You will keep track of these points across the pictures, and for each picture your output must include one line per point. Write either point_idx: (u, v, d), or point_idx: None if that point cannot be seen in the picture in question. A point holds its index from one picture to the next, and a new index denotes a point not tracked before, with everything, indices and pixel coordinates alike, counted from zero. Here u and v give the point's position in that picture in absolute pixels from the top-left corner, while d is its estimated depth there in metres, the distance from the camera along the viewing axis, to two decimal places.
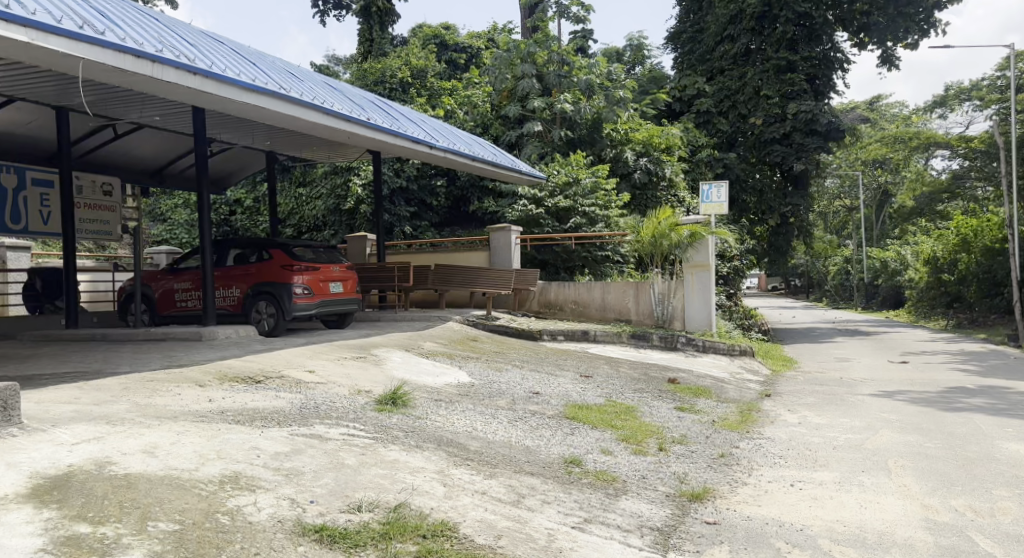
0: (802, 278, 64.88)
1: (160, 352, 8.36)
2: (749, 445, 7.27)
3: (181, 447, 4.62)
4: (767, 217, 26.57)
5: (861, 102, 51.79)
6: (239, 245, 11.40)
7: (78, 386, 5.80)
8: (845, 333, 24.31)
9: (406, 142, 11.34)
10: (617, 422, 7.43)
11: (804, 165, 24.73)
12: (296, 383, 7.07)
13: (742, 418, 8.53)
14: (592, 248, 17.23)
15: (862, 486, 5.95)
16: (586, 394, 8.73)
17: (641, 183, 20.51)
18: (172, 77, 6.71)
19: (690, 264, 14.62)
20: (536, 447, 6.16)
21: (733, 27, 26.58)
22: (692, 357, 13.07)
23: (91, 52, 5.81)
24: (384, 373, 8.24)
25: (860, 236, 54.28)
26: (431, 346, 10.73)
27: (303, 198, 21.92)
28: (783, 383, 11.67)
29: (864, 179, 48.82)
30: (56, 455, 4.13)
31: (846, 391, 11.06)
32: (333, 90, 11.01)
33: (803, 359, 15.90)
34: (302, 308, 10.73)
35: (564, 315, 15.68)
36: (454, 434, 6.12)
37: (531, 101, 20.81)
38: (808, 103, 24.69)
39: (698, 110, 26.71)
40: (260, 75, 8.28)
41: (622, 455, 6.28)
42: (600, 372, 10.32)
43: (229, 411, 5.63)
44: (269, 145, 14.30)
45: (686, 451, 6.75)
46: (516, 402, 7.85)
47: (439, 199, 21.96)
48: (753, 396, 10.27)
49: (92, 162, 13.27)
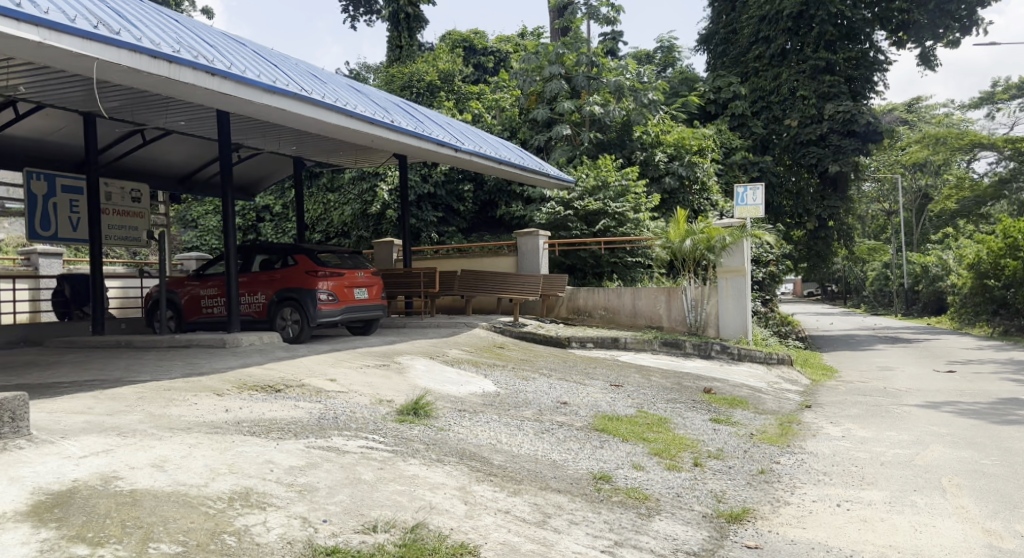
0: (839, 283, 63.18)
1: (182, 360, 8.26)
2: (791, 460, 6.85)
3: (193, 461, 4.43)
4: (804, 220, 25.86)
5: (899, 103, 50.21)
6: (264, 251, 11.31)
7: (93, 394, 5.68)
8: (885, 341, 23.48)
9: (431, 145, 11.16)
10: (649, 435, 7.08)
11: (841, 167, 23.97)
12: (317, 392, 6.89)
13: (782, 431, 8.08)
14: (622, 253, 16.86)
15: (916, 507, 5.50)
16: (616, 404, 8.38)
17: (672, 186, 20.08)
18: (189, 78, 6.60)
19: (724, 269, 14.09)
20: (562, 461, 5.85)
21: (768, 27, 25.92)
22: (727, 365, 12.57)
23: (107, 52, 5.74)
24: (407, 382, 8.01)
25: (900, 239, 52.67)
26: (457, 353, 10.49)
27: (331, 204, 21.95)
28: (824, 394, 11.14)
29: (903, 183, 47.31)
30: (61, 469, 3.98)
31: (891, 402, 10.48)
32: (358, 93, 10.89)
33: (843, 368, 15.24)
34: (327, 314, 10.60)
35: (593, 321, 15.35)
36: (477, 447, 5.85)
37: (560, 104, 20.53)
38: (845, 103, 23.96)
39: (733, 112, 26.08)
40: (281, 77, 8.18)
41: (654, 471, 5.92)
42: (631, 381, 9.94)
43: (245, 422, 5.45)
44: (296, 150, 14.27)
45: (723, 467, 6.37)
46: (543, 412, 7.55)
47: (466, 204, 21.84)
48: (792, 407, 9.79)
49: (121, 169, 13.39)
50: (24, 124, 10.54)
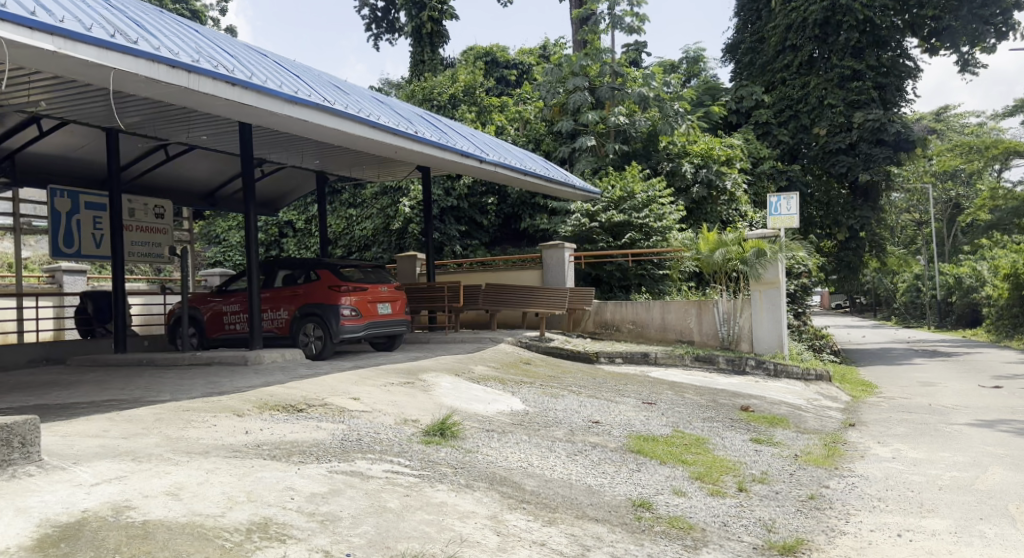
0: (869, 296, 61.85)
1: (204, 378, 8.08)
2: (840, 484, 6.37)
3: (210, 488, 4.18)
4: (835, 231, 25.26)
5: (927, 112, 49.07)
6: (288, 266, 11.14)
7: (109, 416, 5.48)
8: (922, 354, 22.71)
9: (455, 156, 10.96)
10: (687, 457, 6.70)
11: (871, 176, 23.36)
12: (340, 411, 6.63)
13: (828, 452, 7.61)
14: (649, 265, 16.59)
15: (987, 538, 4.97)
16: (651, 423, 8.01)
17: (699, 197, 19.69)
18: (209, 88, 6.46)
19: (758, 282, 13.60)
20: (599, 486, 5.49)
21: (795, 35, 25.48)
22: (763, 381, 12.07)
23: (123, 61, 5.60)
24: (433, 401, 7.73)
25: (931, 250, 51.40)
26: (483, 370, 10.18)
27: (354, 219, 21.93)
28: (867, 411, 10.61)
29: (933, 192, 46.35)
30: (71, 499, 3.75)
31: (938, 419, 9.92)
32: (381, 104, 10.77)
33: (883, 384, 14.59)
34: (350, 330, 10.39)
35: (621, 335, 14.96)
36: (508, 471, 5.54)
37: (584, 115, 20.35)
38: (875, 111, 23.37)
39: (757, 121, 25.65)
40: (304, 87, 8.06)
41: (697, 497, 5.54)
42: (664, 398, 9.54)
43: (265, 445, 5.20)
44: (318, 164, 14.17)
45: (770, 492, 5.95)
46: (574, 432, 7.21)
47: (489, 217, 21.64)
48: (835, 426, 9.30)
49: (146, 186, 13.41)
50: (47, 140, 10.59)
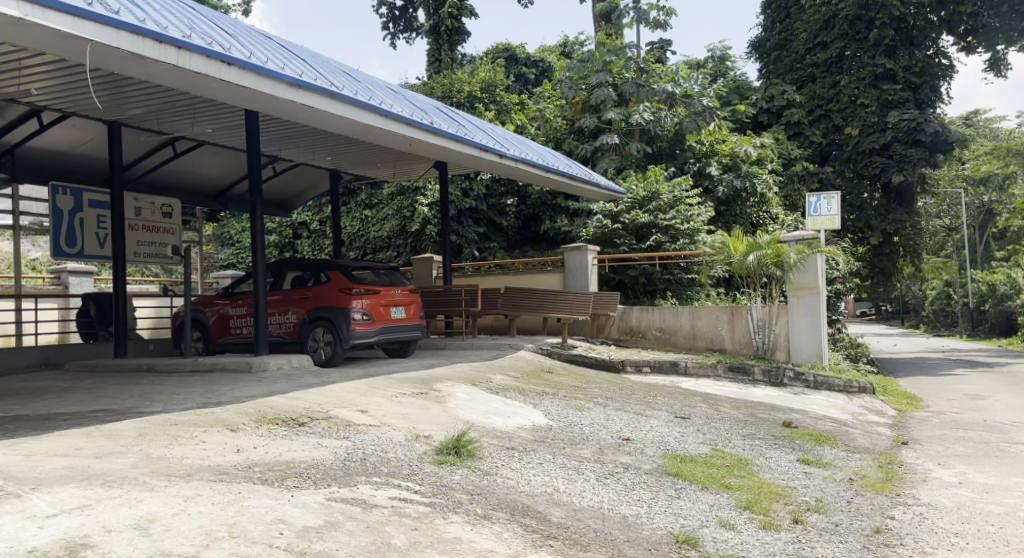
0: (898, 303, 60.23)
1: (203, 386, 7.52)
2: (907, 515, 5.60)
3: (186, 520, 3.56)
4: (868, 235, 24.01)
5: (956, 116, 47.35)
6: (297, 267, 10.57)
7: (87, 431, 4.92)
8: (962, 364, 21.56)
9: (473, 150, 10.39)
10: (730, 481, 5.99)
11: (905, 177, 22.35)
12: (345, 426, 6.03)
13: (886, 476, 6.83)
14: (676, 270, 15.91)
15: None
16: (686, 441, 7.31)
17: (727, 197, 18.94)
18: (201, 67, 5.95)
19: (795, 286, 12.78)
20: (634, 518, 4.79)
21: (825, 32, 24.80)
22: (802, 394, 11.29)
23: (102, 33, 5.09)
24: (448, 414, 7.11)
25: (963, 256, 49.77)
26: (502, 380, 9.52)
27: (369, 220, 21.48)
28: (918, 428, 9.78)
29: (964, 197, 45.03)
30: (18, 535, 3.15)
31: (998, 438, 9.04)
32: (396, 94, 10.22)
33: (929, 397, 13.62)
34: (361, 335, 9.82)
35: (647, 342, 14.29)
36: (530, 498, 4.87)
37: (607, 113, 19.66)
38: (910, 111, 22.45)
39: (788, 121, 24.80)
40: (309, 71, 7.50)
41: (748, 531, 4.82)
42: (698, 412, 8.81)
43: (258, 466, 4.60)
44: (331, 162, 13.67)
45: (829, 524, 5.22)
46: (603, 451, 6.52)
47: (508, 219, 21.09)
48: (887, 444, 8.51)
49: (155, 185, 13.02)
50: (51, 134, 10.25)
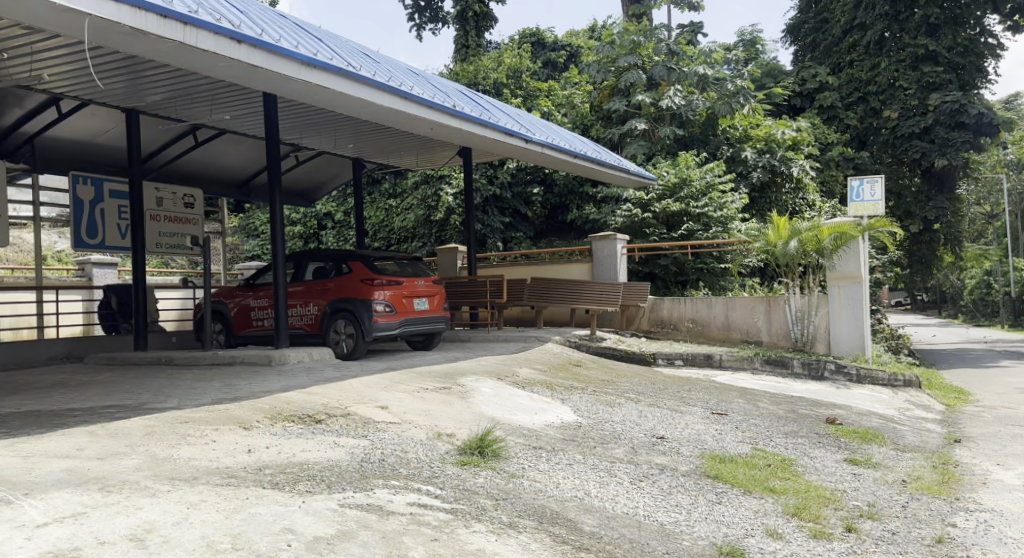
0: (935, 293, 58.52)
1: (221, 380, 7.30)
2: (970, 522, 5.11)
3: (186, 531, 3.27)
4: (907, 223, 23.01)
5: (998, 101, 45.51)
6: (318, 258, 10.32)
7: (93, 430, 4.69)
8: (1009, 356, 20.60)
9: (498, 134, 10.02)
10: (774, 484, 5.56)
11: (949, 162, 21.41)
12: (364, 423, 5.74)
13: (942, 477, 6.32)
14: (709, 259, 15.39)
15: None
16: (724, 439, 6.89)
17: (761, 183, 18.34)
18: (209, 44, 5.68)
19: (836, 275, 12.22)
20: (673, 527, 4.41)
21: (863, 14, 23.66)
22: (844, 388, 10.75)
23: (100, 7, 4.83)
24: (471, 410, 6.80)
25: (1006, 245, 47.98)
26: (529, 374, 9.17)
27: (394, 210, 21.27)
28: (971, 424, 9.19)
29: (1007, 183, 43.42)
30: (2, 548, 2.89)
31: None
32: (418, 77, 9.88)
33: (978, 391, 12.91)
34: (383, 328, 9.57)
35: (679, 334, 13.81)
36: (560, 503, 4.53)
37: (636, 97, 19.12)
38: (953, 93, 21.50)
39: (822, 104, 23.72)
40: (325, 51, 7.20)
41: (798, 542, 4.38)
42: (736, 408, 8.36)
43: (269, 469, 4.31)
44: (354, 150, 13.40)
45: (885, 532, 4.77)
46: (637, 450, 6.14)
47: (535, 208, 20.71)
48: (939, 442, 7.97)
49: (178, 176, 12.93)
50: (71, 124, 10.16)
